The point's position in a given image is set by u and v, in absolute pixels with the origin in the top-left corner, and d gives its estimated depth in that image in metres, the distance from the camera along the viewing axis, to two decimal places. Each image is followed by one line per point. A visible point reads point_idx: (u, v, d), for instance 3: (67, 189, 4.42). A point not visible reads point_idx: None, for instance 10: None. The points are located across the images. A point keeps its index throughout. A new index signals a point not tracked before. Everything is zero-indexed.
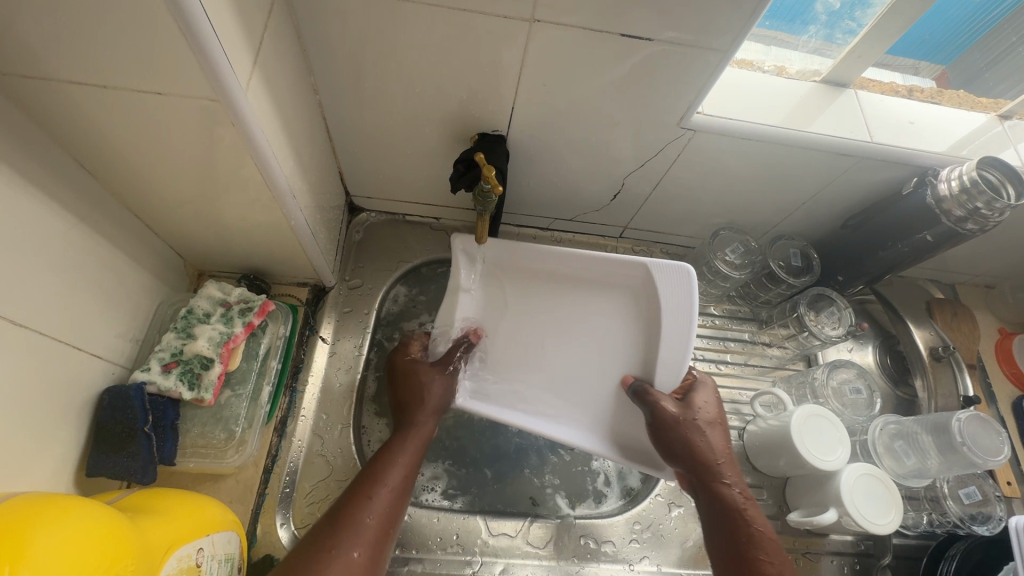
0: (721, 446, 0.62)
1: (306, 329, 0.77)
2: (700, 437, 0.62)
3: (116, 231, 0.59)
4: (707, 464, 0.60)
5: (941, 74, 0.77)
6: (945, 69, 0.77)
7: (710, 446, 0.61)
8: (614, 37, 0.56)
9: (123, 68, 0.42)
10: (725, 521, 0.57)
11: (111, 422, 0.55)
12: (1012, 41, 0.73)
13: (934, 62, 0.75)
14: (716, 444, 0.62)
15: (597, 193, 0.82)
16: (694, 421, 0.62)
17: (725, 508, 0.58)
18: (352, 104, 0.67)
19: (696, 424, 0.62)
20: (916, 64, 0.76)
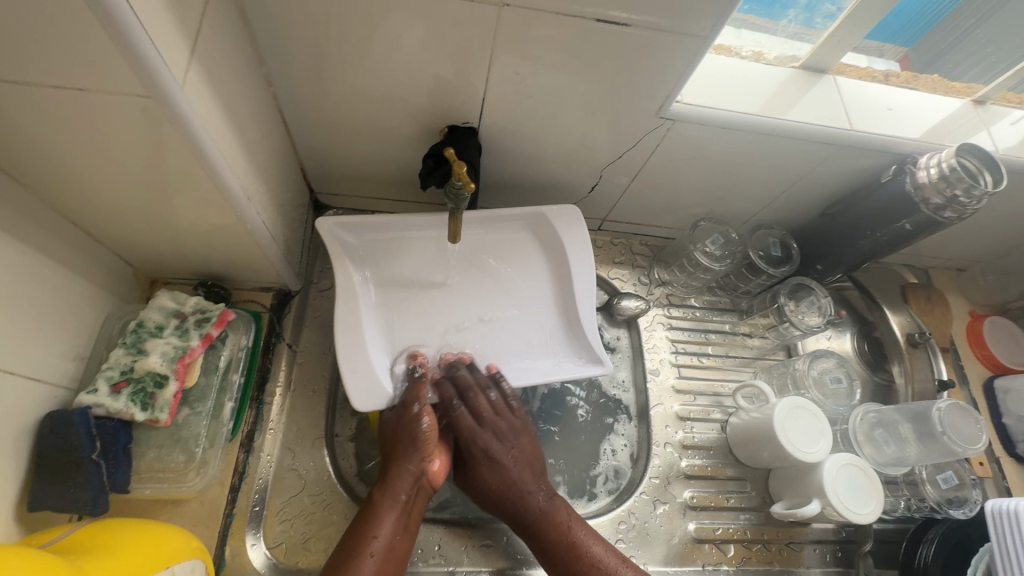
0: (529, 468, 0.67)
1: (272, 336, 0.72)
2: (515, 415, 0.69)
3: (49, 241, 0.53)
4: (503, 496, 0.65)
5: (904, 57, 0.77)
6: (909, 50, 0.77)
7: (507, 475, 0.66)
8: (588, 23, 0.53)
9: (34, 61, 0.37)
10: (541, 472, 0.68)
11: (54, 452, 0.50)
12: (969, 24, 0.74)
13: (898, 44, 0.76)
14: (523, 471, 0.67)
15: (574, 185, 0.80)
16: (486, 454, 0.67)
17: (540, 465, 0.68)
18: (311, 96, 0.62)
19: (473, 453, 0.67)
20: (880, 47, 0.76)
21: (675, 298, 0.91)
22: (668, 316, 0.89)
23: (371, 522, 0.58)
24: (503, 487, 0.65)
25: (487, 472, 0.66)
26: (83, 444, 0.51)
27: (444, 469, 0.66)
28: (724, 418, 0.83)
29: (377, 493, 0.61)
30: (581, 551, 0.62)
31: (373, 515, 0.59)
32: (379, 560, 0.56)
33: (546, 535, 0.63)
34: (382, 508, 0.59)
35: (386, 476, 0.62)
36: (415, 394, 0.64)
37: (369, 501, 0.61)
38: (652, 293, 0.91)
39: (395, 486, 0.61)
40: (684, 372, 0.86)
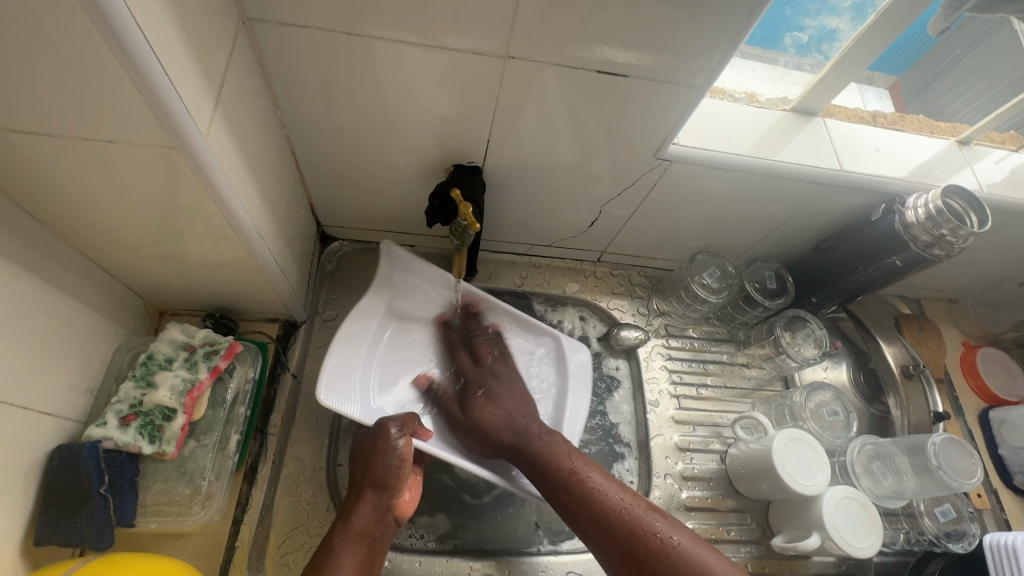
0: (523, 404, 0.71)
1: (278, 366, 0.73)
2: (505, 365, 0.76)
3: (66, 276, 0.55)
4: (499, 432, 0.68)
5: (894, 84, 0.80)
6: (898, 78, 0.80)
7: (498, 411, 0.70)
8: (590, 72, 0.56)
9: (68, 116, 0.39)
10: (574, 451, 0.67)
11: (62, 485, 0.51)
12: (955, 54, 0.77)
13: (887, 72, 0.78)
14: (513, 405, 0.71)
15: (575, 219, 0.82)
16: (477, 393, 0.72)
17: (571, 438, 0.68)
18: (323, 137, 0.65)
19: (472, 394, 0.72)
20: (870, 75, 0.78)
21: (673, 328, 0.93)
22: (666, 347, 0.91)
23: (328, 561, 0.56)
24: (501, 422, 0.69)
25: (485, 415, 0.70)
26: (91, 478, 0.52)
27: (412, 500, 0.64)
28: (723, 449, 0.84)
29: (336, 528, 0.59)
30: (589, 484, 0.60)
31: (329, 554, 0.56)
32: None
33: (556, 470, 0.62)
34: (342, 550, 0.57)
35: (346, 511, 0.60)
36: (400, 419, 0.63)
37: (327, 540, 0.58)
38: (651, 324, 0.92)
39: (355, 524, 0.59)
40: (683, 404, 0.86)
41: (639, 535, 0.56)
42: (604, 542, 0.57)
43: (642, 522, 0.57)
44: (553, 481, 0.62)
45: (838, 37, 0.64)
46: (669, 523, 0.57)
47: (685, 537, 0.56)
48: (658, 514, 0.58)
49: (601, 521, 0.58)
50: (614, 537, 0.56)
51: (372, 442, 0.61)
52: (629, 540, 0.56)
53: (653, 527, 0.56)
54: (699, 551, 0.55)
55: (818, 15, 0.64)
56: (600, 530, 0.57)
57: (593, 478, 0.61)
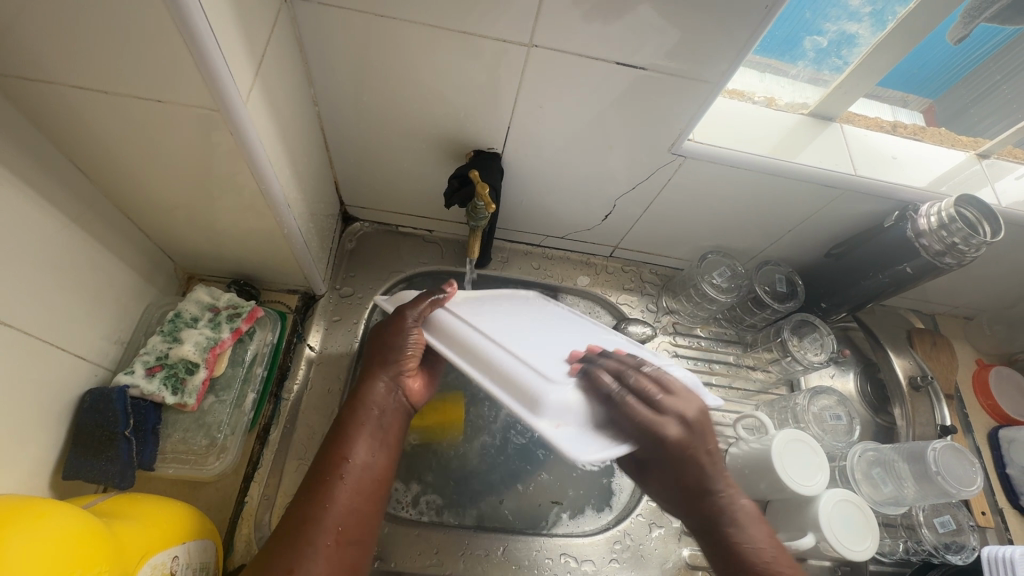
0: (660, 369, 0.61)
1: (294, 336, 0.77)
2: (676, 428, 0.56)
3: (106, 232, 0.58)
4: (643, 400, 0.57)
5: (928, 108, 0.80)
6: (932, 102, 0.79)
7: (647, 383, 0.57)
8: (612, 68, 0.58)
9: (124, 75, 0.43)
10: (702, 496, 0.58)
11: (91, 425, 0.54)
12: (994, 80, 0.74)
13: (921, 96, 0.78)
14: (665, 383, 0.59)
15: (589, 213, 0.84)
16: (625, 373, 0.58)
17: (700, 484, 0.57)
18: (351, 117, 0.68)
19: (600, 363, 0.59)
20: (904, 98, 0.78)
21: (681, 327, 0.94)
22: (673, 343, 0.92)
23: (347, 446, 0.56)
24: (645, 398, 0.57)
25: (626, 384, 0.57)
26: (118, 420, 0.55)
27: (417, 390, 0.65)
28: (724, 447, 0.85)
29: (349, 408, 0.59)
30: (710, 488, 0.58)
31: (345, 434, 0.57)
32: (358, 483, 0.55)
33: (685, 454, 0.57)
34: (357, 428, 0.57)
35: (355, 396, 0.60)
36: (416, 308, 0.62)
37: (340, 423, 0.58)
38: (659, 321, 0.94)
39: (371, 400, 0.59)
40: None
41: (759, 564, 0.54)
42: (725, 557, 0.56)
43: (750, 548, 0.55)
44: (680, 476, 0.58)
45: (858, 42, 0.65)
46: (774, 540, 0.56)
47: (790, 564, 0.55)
48: (770, 538, 0.56)
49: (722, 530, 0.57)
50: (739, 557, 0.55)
51: (388, 325, 0.63)
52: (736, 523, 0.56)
53: (768, 553, 0.55)
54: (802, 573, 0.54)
55: (838, 20, 0.63)
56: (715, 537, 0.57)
57: (715, 474, 0.58)
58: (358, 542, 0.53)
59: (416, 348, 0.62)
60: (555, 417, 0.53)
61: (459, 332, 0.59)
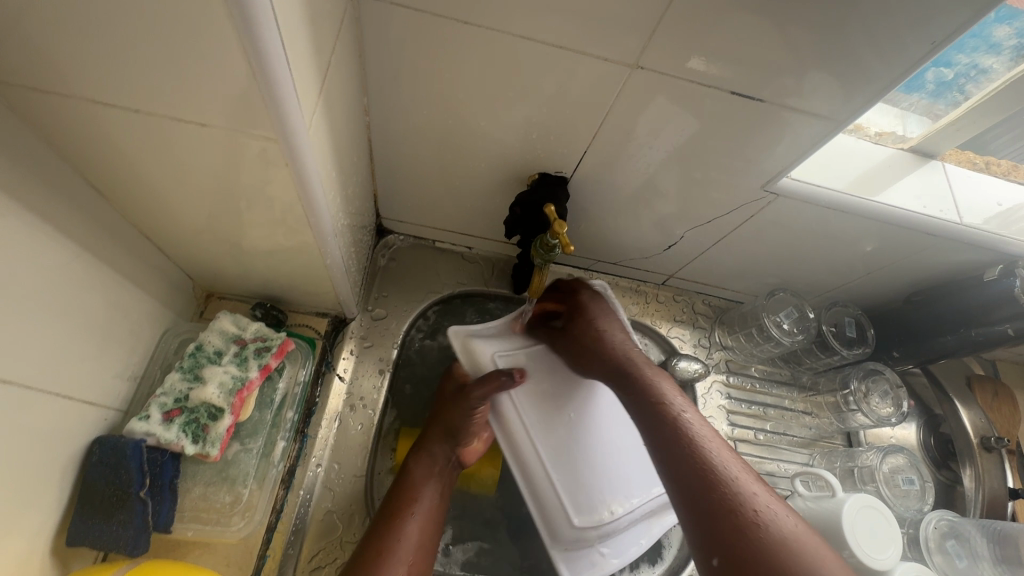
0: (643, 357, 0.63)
1: (323, 364, 0.69)
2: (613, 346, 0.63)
3: (122, 255, 0.51)
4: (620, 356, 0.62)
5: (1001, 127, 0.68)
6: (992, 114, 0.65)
7: (626, 343, 0.64)
8: (717, 90, 0.51)
9: (164, 92, 0.35)
10: (673, 425, 0.53)
11: (102, 484, 0.47)
12: None
13: None
14: (635, 343, 0.65)
15: (651, 241, 0.76)
16: (601, 321, 0.65)
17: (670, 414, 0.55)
18: (405, 128, 0.60)
19: (590, 324, 0.65)
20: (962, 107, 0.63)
21: (735, 364, 0.87)
22: (726, 384, 0.85)
23: (415, 488, 0.60)
24: (624, 354, 0.62)
25: (606, 337, 0.64)
26: (132, 481, 0.48)
27: (476, 449, 0.67)
28: (778, 501, 0.79)
29: (411, 460, 0.62)
30: (688, 429, 0.53)
31: (411, 481, 0.60)
32: (424, 523, 0.57)
33: (659, 396, 0.57)
34: (422, 476, 0.61)
35: (421, 447, 0.63)
36: (485, 391, 0.62)
37: (407, 469, 0.62)
38: (711, 357, 0.87)
39: (431, 452, 0.63)
40: (739, 448, 0.81)
41: (736, 504, 0.46)
42: (686, 494, 0.48)
43: (734, 483, 0.48)
44: (652, 410, 0.55)
45: (989, 75, 0.57)
46: (767, 494, 0.48)
47: (789, 519, 0.46)
48: (762, 489, 0.49)
49: (697, 461, 0.50)
50: (710, 491, 0.47)
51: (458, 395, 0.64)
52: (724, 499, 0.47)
53: (752, 500, 0.47)
54: (806, 539, 0.45)
55: (973, 53, 0.55)
56: (682, 456, 0.50)
57: (696, 422, 0.54)
58: (428, 574, 0.56)
59: (483, 417, 0.64)
60: (568, 545, 0.61)
61: (515, 434, 0.63)
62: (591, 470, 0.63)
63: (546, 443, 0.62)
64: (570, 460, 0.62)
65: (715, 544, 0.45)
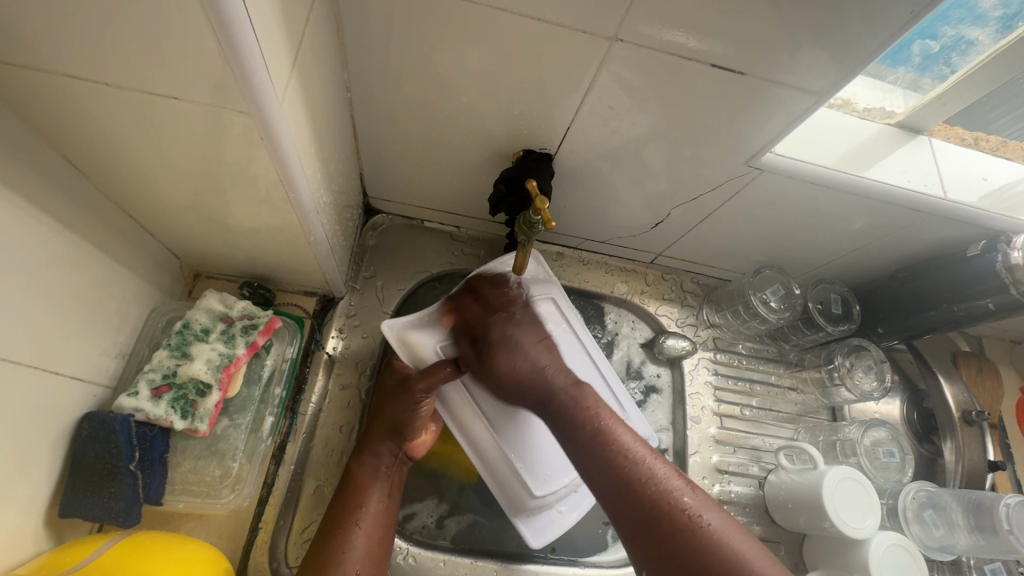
0: (547, 348, 0.63)
1: (312, 343, 0.70)
2: (527, 367, 0.61)
3: (104, 233, 0.51)
4: (525, 380, 0.61)
5: None
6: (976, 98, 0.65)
7: (518, 364, 0.61)
8: (699, 65, 0.51)
9: (132, 66, 0.35)
10: (600, 452, 0.54)
11: (91, 457, 0.48)
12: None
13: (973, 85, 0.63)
14: (540, 353, 0.62)
15: (639, 219, 0.77)
16: (490, 354, 0.62)
17: (593, 441, 0.55)
18: (387, 105, 0.60)
19: (489, 347, 0.62)
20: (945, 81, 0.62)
21: (722, 341, 0.88)
22: (713, 361, 0.86)
23: (360, 492, 0.59)
24: (530, 374, 0.61)
25: (501, 365, 0.61)
26: (122, 454, 0.49)
27: (425, 442, 0.66)
28: (761, 475, 0.81)
29: (354, 459, 0.62)
30: (617, 444, 0.55)
31: (356, 484, 0.59)
32: (370, 526, 0.57)
33: (583, 422, 0.57)
34: (368, 479, 0.60)
35: (362, 449, 0.62)
36: (429, 382, 0.61)
37: (350, 473, 0.60)
38: (699, 335, 0.88)
39: (376, 452, 0.61)
40: (724, 423, 0.83)
41: (666, 510, 0.50)
42: (624, 513, 0.51)
43: (658, 494, 0.50)
44: (579, 434, 0.56)
45: (974, 49, 0.56)
46: (693, 495, 0.51)
47: (715, 514, 0.49)
48: (690, 489, 0.51)
49: (624, 484, 0.52)
50: (640, 507, 0.50)
51: (400, 387, 0.63)
52: (655, 508, 0.50)
53: (677, 507, 0.50)
54: (732, 535, 0.48)
55: (959, 24, 0.54)
56: (608, 478, 0.53)
57: (623, 436, 0.55)
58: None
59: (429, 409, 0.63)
60: (530, 510, 0.64)
61: (462, 412, 0.65)
62: (541, 437, 0.66)
63: (495, 418, 0.65)
64: (519, 431, 0.66)
65: (658, 552, 0.48)
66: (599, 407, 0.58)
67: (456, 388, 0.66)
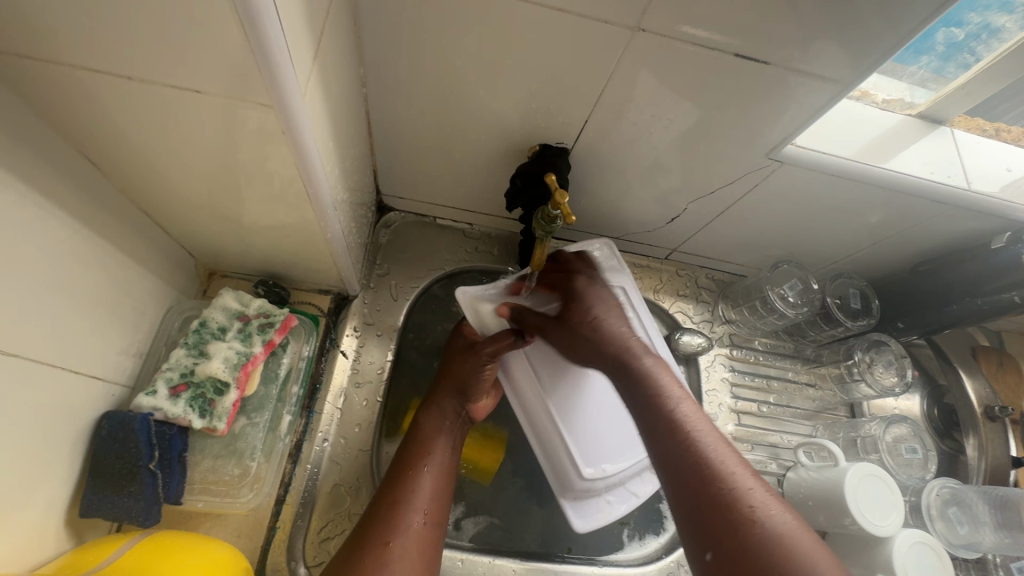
0: (620, 310, 0.61)
1: (327, 341, 0.69)
2: (611, 328, 0.58)
3: (122, 231, 0.51)
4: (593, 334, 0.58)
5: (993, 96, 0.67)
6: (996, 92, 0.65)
7: (604, 312, 0.60)
8: (721, 55, 0.50)
9: (154, 59, 0.34)
10: (663, 422, 0.50)
11: (111, 456, 0.48)
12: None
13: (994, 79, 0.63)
14: (614, 313, 0.60)
15: (655, 214, 0.76)
16: (595, 310, 0.59)
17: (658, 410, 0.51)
18: (402, 100, 0.59)
19: (569, 306, 0.60)
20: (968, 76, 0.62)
21: (738, 338, 0.87)
22: (729, 357, 0.85)
23: (426, 444, 0.60)
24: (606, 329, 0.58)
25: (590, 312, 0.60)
26: (142, 453, 0.49)
27: (485, 406, 0.68)
28: (780, 472, 0.79)
29: (419, 419, 0.63)
30: (682, 423, 0.49)
31: (422, 438, 0.60)
32: (435, 477, 0.58)
33: (652, 389, 0.53)
34: (432, 436, 0.61)
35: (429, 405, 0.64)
36: (495, 348, 0.62)
37: (416, 426, 0.62)
38: (715, 331, 0.87)
39: (439, 411, 0.63)
40: (742, 420, 0.82)
41: (733, 497, 0.44)
42: (682, 490, 0.46)
43: (731, 480, 0.45)
44: (649, 406, 0.52)
45: (1000, 36, 0.55)
46: (764, 489, 0.45)
47: (788, 518, 0.43)
48: (759, 483, 0.45)
49: (690, 460, 0.47)
50: (707, 488, 0.45)
51: (468, 352, 0.65)
52: (719, 489, 0.44)
53: (747, 496, 0.44)
54: (808, 541, 0.41)
55: (985, 11, 0.53)
56: (674, 453, 0.48)
57: (693, 416, 0.50)
58: (441, 529, 0.56)
59: (492, 375, 0.64)
60: (577, 490, 0.63)
61: (523, 387, 0.65)
62: (600, 420, 0.65)
63: (554, 396, 0.64)
64: (581, 411, 0.64)
65: (710, 539, 0.43)
66: (673, 381, 0.54)
67: (518, 360, 0.66)
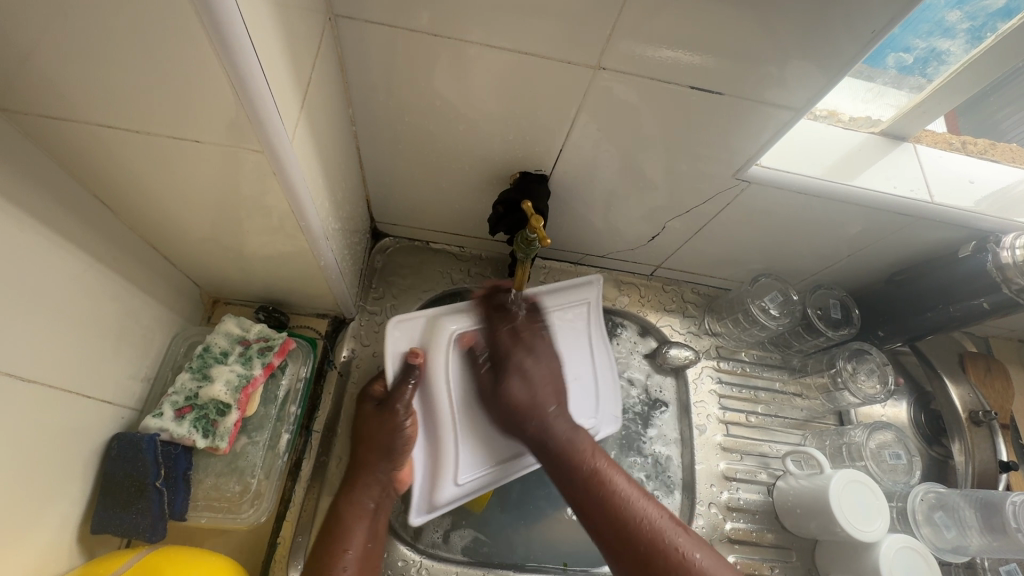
0: (554, 392, 0.68)
1: (325, 363, 0.73)
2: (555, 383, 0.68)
3: (131, 265, 0.55)
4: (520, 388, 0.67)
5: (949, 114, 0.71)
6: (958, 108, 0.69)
7: (533, 394, 0.67)
8: (678, 86, 0.54)
9: (159, 114, 0.39)
10: (594, 492, 0.59)
11: (121, 475, 0.51)
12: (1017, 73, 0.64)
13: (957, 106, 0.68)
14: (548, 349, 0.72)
15: (636, 233, 0.79)
16: (516, 359, 0.69)
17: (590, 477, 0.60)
18: (389, 135, 0.64)
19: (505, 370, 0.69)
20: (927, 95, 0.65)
21: (725, 349, 0.90)
22: (716, 369, 0.88)
23: (348, 524, 0.60)
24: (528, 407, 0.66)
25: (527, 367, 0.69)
26: (149, 471, 0.52)
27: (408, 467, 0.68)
28: (770, 481, 0.81)
29: (341, 501, 0.62)
30: (610, 493, 0.59)
31: (343, 527, 0.60)
32: (361, 561, 0.58)
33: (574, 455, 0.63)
34: (351, 514, 0.61)
35: (353, 484, 0.64)
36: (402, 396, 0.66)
37: (337, 508, 0.62)
38: (702, 344, 0.89)
39: (361, 488, 0.63)
40: (731, 430, 0.84)
41: (656, 554, 0.54)
42: (615, 548, 0.56)
43: (640, 536, 0.56)
44: (572, 475, 0.61)
45: (947, 59, 0.59)
46: (677, 531, 0.56)
47: (703, 557, 0.54)
48: (680, 530, 0.57)
49: (614, 525, 0.57)
50: (632, 544, 0.56)
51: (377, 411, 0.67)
52: (647, 548, 0.55)
53: (664, 545, 0.55)
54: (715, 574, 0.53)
55: (928, 36, 0.58)
56: (626, 538, 0.56)
57: (620, 485, 0.60)
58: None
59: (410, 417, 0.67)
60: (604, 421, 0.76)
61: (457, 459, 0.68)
62: None
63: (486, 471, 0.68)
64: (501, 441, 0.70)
65: None
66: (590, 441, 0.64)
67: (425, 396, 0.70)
